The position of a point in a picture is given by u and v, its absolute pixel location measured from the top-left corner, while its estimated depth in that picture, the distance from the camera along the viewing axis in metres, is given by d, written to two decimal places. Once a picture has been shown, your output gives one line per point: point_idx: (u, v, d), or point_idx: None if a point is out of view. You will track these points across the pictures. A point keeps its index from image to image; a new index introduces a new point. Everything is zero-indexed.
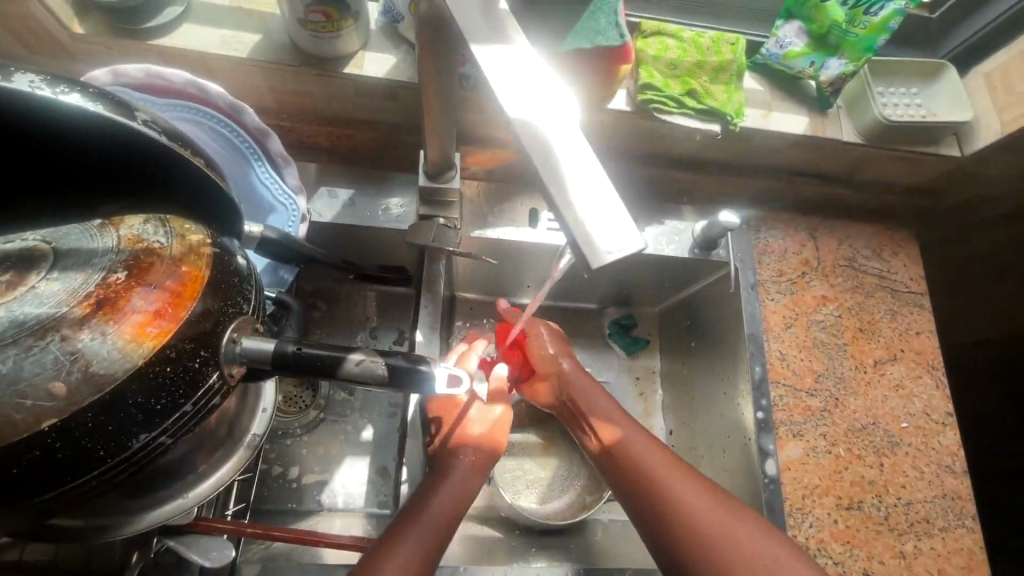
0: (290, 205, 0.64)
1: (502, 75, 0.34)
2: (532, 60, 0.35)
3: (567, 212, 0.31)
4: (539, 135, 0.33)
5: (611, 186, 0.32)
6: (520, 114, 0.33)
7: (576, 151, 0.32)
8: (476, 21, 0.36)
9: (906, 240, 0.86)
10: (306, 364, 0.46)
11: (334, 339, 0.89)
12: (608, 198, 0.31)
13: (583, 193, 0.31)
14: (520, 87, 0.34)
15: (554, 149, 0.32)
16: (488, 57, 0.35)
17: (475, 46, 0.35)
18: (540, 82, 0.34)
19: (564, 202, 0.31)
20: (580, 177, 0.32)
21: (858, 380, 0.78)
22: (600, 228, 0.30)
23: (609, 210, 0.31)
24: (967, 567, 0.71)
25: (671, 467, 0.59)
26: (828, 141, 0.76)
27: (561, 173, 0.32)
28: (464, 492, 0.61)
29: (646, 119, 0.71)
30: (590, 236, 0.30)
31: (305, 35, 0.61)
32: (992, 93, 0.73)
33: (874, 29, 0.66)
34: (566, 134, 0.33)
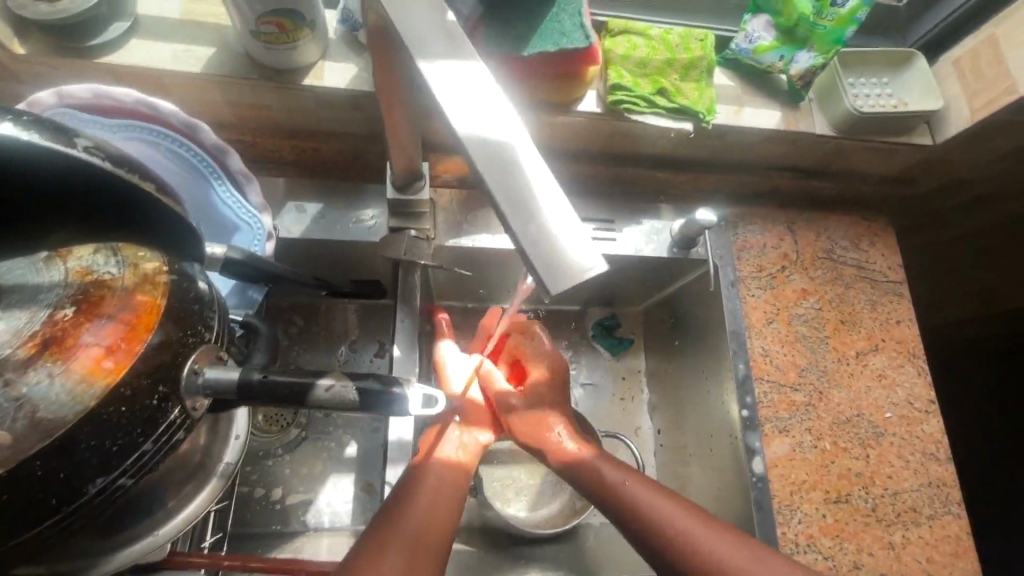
0: (255, 223, 0.62)
1: (450, 91, 0.33)
2: (483, 74, 0.34)
3: (523, 235, 0.29)
4: (492, 151, 0.31)
5: (569, 204, 0.30)
6: (471, 132, 0.32)
7: (533, 168, 0.31)
8: (423, 34, 0.35)
9: (883, 229, 0.86)
10: (273, 392, 0.45)
11: (313, 355, 0.87)
12: (566, 217, 0.30)
13: (542, 213, 0.30)
14: (469, 103, 0.33)
15: (509, 167, 0.31)
16: (437, 74, 0.33)
17: (424, 63, 0.34)
18: (492, 98, 0.33)
19: (521, 224, 0.29)
20: (534, 197, 0.30)
21: (840, 372, 0.78)
22: (558, 252, 0.29)
23: (568, 230, 0.30)
24: (954, 554, 0.72)
25: (652, 489, 0.57)
26: (801, 135, 0.75)
27: (517, 193, 0.30)
28: (440, 505, 0.57)
29: (617, 120, 0.70)
30: (550, 260, 0.29)
31: (261, 47, 0.58)
32: (962, 81, 0.73)
33: (842, 20, 0.66)
34: (521, 151, 0.32)
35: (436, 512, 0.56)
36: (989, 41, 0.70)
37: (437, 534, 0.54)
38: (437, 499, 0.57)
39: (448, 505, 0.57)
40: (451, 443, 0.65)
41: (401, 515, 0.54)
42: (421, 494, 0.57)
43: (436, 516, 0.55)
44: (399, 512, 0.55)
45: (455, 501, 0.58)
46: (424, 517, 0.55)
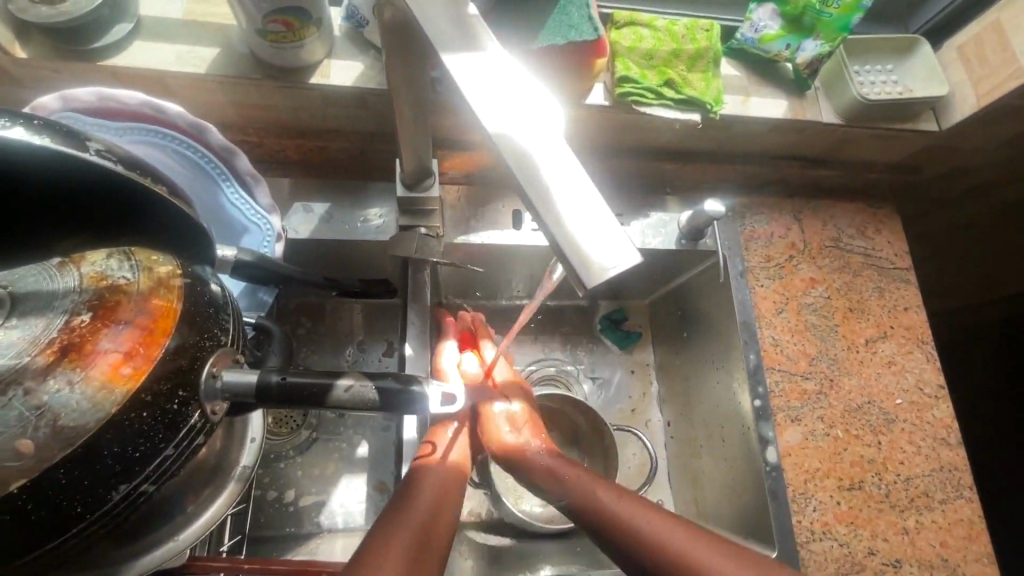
0: (264, 224, 0.61)
1: (476, 85, 0.33)
2: (509, 69, 0.33)
3: (557, 228, 0.29)
4: (520, 146, 0.31)
5: (599, 195, 0.30)
6: (499, 127, 0.31)
7: (561, 162, 0.31)
8: (444, 28, 0.35)
9: (889, 216, 0.87)
10: (290, 394, 0.44)
11: (322, 356, 0.87)
12: (597, 209, 0.30)
13: (572, 206, 0.30)
14: (496, 96, 0.32)
15: (538, 162, 0.31)
16: (460, 67, 0.33)
17: (446, 55, 0.34)
18: (519, 93, 0.33)
19: (553, 218, 0.29)
20: (566, 190, 0.30)
21: (850, 360, 0.78)
22: (591, 246, 0.29)
23: (600, 223, 0.29)
24: (967, 537, 0.72)
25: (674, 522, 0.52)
26: (808, 124, 0.75)
27: (546, 186, 0.30)
28: (442, 502, 0.57)
29: (625, 113, 0.70)
30: (585, 254, 0.29)
31: (266, 46, 0.58)
32: (967, 66, 0.73)
33: (848, 8, 0.65)
34: (549, 144, 0.31)
35: (442, 505, 0.57)
36: (993, 27, 0.70)
37: (438, 524, 0.55)
38: (439, 496, 0.58)
39: (451, 500, 0.58)
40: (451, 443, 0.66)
41: (407, 506, 0.55)
42: (425, 487, 0.58)
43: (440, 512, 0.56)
44: (407, 503, 0.56)
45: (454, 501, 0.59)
46: (430, 509, 0.56)
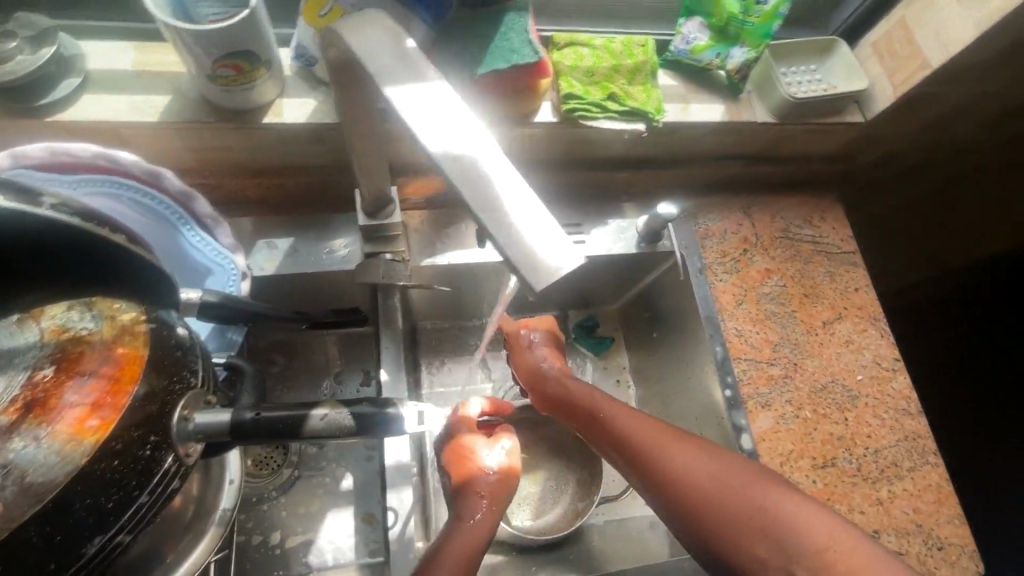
0: (228, 265, 0.61)
1: (416, 113, 0.34)
2: (447, 94, 0.35)
3: (504, 242, 0.31)
4: (465, 166, 0.33)
5: (543, 206, 0.32)
6: (442, 150, 0.33)
7: (504, 177, 0.33)
8: (384, 60, 0.36)
9: (832, 206, 0.92)
10: (265, 429, 0.46)
11: (299, 391, 0.87)
12: (542, 220, 0.32)
13: (517, 218, 0.31)
14: (436, 122, 0.34)
15: (485, 180, 0.32)
16: (400, 97, 0.35)
17: (388, 88, 0.36)
18: (457, 117, 0.34)
19: (500, 230, 0.31)
20: (511, 204, 0.32)
21: (811, 342, 0.82)
22: (539, 253, 0.31)
23: (543, 231, 0.31)
24: (937, 501, 0.76)
25: (680, 448, 0.59)
26: (745, 125, 0.79)
27: (492, 201, 0.32)
28: (479, 531, 0.60)
29: (573, 128, 0.72)
30: (532, 261, 0.30)
31: (217, 89, 0.59)
32: (881, 61, 0.78)
33: (767, 16, 0.71)
34: (491, 162, 0.33)
35: (478, 526, 0.61)
36: (899, 24, 0.75)
37: (475, 560, 0.58)
38: (478, 526, 0.61)
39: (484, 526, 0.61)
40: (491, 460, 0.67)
41: (447, 539, 0.59)
42: (463, 521, 0.61)
43: (473, 538, 0.59)
44: (445, 535, 0.59)
45: (493, 526, 0.62)
46: (467, 545, 0.58)
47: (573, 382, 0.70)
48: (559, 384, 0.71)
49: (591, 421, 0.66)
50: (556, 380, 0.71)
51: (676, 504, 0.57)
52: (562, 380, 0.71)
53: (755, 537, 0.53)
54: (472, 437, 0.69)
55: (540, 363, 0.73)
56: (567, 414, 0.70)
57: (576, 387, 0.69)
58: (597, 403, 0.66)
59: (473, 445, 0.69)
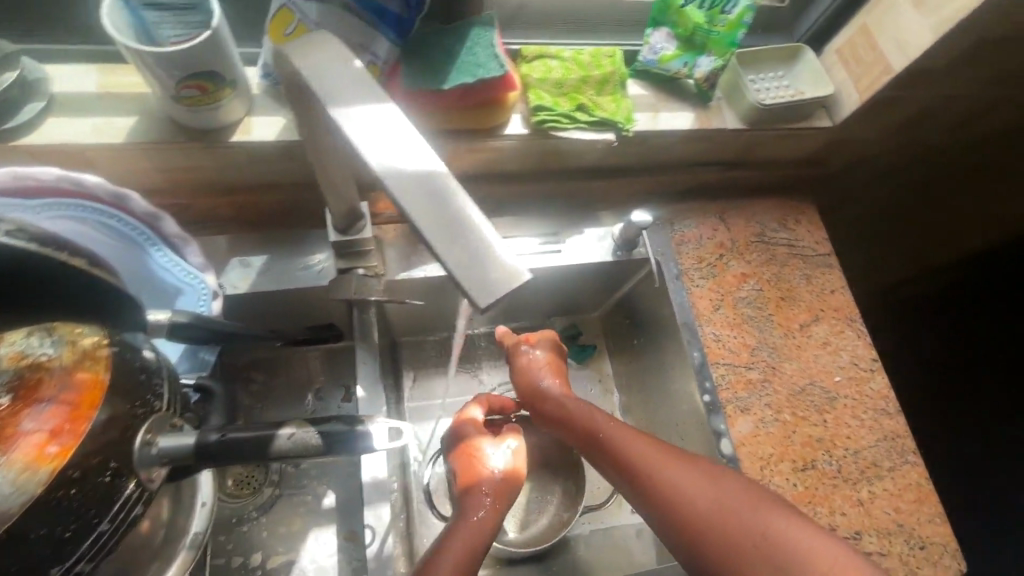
0: (198, 283, 0.61)
1: (362, 130, 0.33)
2: (393, 112, 0.34)
3: (452, 258, 0.30)
4: (410, 185, 0.32)
5: (489, 223, 0.32)
6: (386, 168, 0.32)
7: (450, 196, 0.32)
8: (330, 80, 0.35)
9: (806, 209, 0.93)
10: (230, 450, 0.46)
11: (279, 409, 0.86)
12: (487, 238, 0.31)
13: (462, 236, 0.31)
14: (382, 138, 0.33)
15: (430, 199, 0.32)
16: (347, 115, 0.34)
17: (333, 108, 0.34)
18: (403, 133, 0.34)
19: (445, 250, 0.31)
20: (456, 222, 0.31)
21: (789, 345, 0.83)
22: (484, 271, 0.30)
23: (488, 250, 0.31)
24: (918, 500, 0.76)
25: (676, 463, 0.60)
26: (715, 131, 0.79)
27: (436, 220, 0.31)
28: (481, 529, 0.60)
29: (544, 139, 0.73)
30: (477, 278, 0.30)
31: (182, 109, 0.59)
32: (846, 67, 0.79)
33: (732, 25, 0.72)
34: (435, 181, 0.32)
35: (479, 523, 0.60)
36: (861, 30, 0.76)
37: (475, 558, 0.57)
38: (480, 523, 0.60)
39: (486, 521, 0.61)
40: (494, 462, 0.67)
41: (448, 536, 0.58)
42: (465, 518, 0.60)
43: (474, 535, 0.59)
44: (446, 534, 0.59)
45: (495, 527, 0.61)
46: (467, 541, 0.58)
47: (572, 402, 0.70)
48: (556, 400, 0.70)
49: (587, 433, 0.66)
50: (557, 392, 0.71)
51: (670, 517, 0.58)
52: (560, 400, 0.70)
53: (750, 556, 0.54)
54: (478, 442, 0.69)
55: (541, 373, 0.73)
56: (564, 426, 0.69)
57: (576, 407, 0.68)
58: (596, 418, 0.67)
59: (479, 449, 0.68)
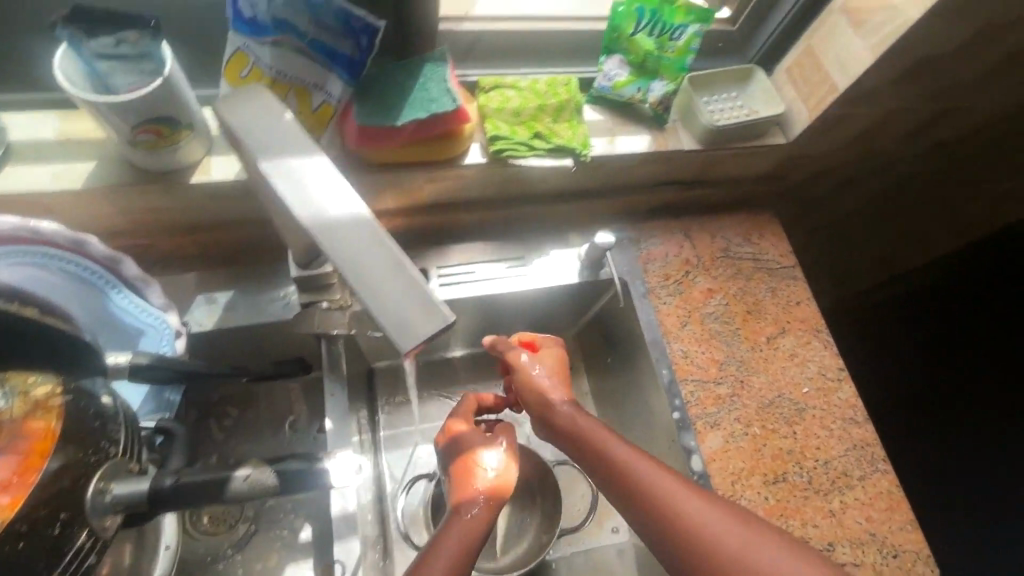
0: (161, 325, 0.63)
1: (298, 182, 0.35)
2: (323, 165, 0.35)
3: (377, 307, 0.32)
4: (341, 238, 0.33)
5: (416, 271, 0.33)
6: (315, 221, 0.33)
7: (375, 247, 0.33)
8: (262, 134, 0.36)
9: (769, 223, 0.95)
10: (184, 494, 0.47)
11: (254, 443, 0.85)
12: (413, 287, 0.33)
13: (388, 286, 0.32)
14: (316, 191, 0.35)
15: (358, 250, 0.33)
16: (276, 168, 0.35)
17: (263, 162, 0.35)
18: (335, 187, 0.35)
19: (372, 301, 0.32)
20: (382, 274, 0.32)
21: (756, 359, 0.84)
22: (410, 320, 0.32)
23: (414, 297, 0.32)
24: (889, 508, 0.77)
25: (677, 482, 0.59)
26: (673, 152, 0.81)
27: (363, 273, 0.32)
28: (474, 530, 0.62)
29: (503, 167, 0.74)
30: (402, 327, 0.31)
31: (139, 152, 0.59)
32: (795, 86, 0.82)
33: (681, 51, 0.75)
34: (362, 234, 0.33)
35: (472, 525, 0.62)
36: (807, 51, 0.79)
37: (467, 559, 0.59)
38: (473, 524, 0.62)
39: (478, 521, 0.62)
40: (489, 469, 0.68)
41: (442, 538, 0.61)
42: (459, 520, 0.62)
43: (467, 537, 0.61)
44: (440, 537, 0.61)
45: (486, 531, 0.62)
46: (460, 542, 0.60)
47: (579, 414, 0.68)
48: (562, 412, 0.69)
49: (590, 443, 0.65)
50: (562, 398, 0.70)
51: (663, 533, 0.57)
52: (565, 412, 0.68)
53: None
54: (477, 446, 0.70)
55: (546, 380, 0.72)
56: (566, 436, 0.68)
57: (586, 424, 0.67)
58: (598, 428, 0.66)
59: (476, 451, 0.69)
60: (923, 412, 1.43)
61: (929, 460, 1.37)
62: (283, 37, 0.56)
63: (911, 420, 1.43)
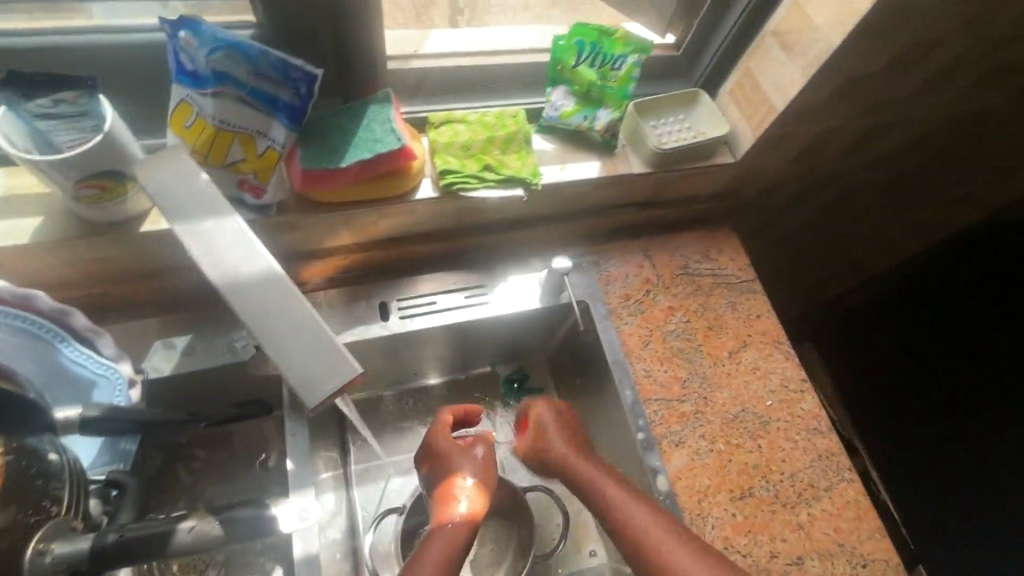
0: (112, 374, 0.62)
1: (219, 252, 0.43)
2: (239, 232, 0.44)
3: (288, 366, 0.39)
4: (256, 301, 0.41)
5: (319, 329, 0.41)
6: (233, 286, 0.42)
7: (285, 308, 0.41)
8: (184, 200, 0.45)
9: (727, 238, 0.97)
10: (129, 551, 0.47)
11: (222, 485, 0.84)
12: (317, 343, 0.40)
13: (296, 344, 0.40)
14: (231, 259, 0.43)
15: (268, 311, 0.41)
16: (191, 235, 0.44)
17: (177, 224, 0.44)
18: (248, 256, 0.43)
19: (281, 357, 0.40)
20: (289, 333, 0.40)
21: (719, 374, 0.85)
22: (313, 375, 0.39)
23: (316, 354, 0.40)
24: (857, 517, 0.77)
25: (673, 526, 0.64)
26: (623, 176, 0.83)
27: (274, 331, 0.40)
28: (454, 543, 0.62)
29: (455, 200, 0.75)
30: (306, 384, 0.39)
31: (85, 207, 0.60)
32: (738, 108, 0.84)
33: (623, 80, 0.79)
34: (276, 297, 0.42)
35: (451, 539, 0.62)
36: (745, 74, 0.82)
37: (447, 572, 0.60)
38: (454, 538, 0.63)
39: (460, 534, 0.63)
40: (469, 487, 0.68)
41: (421, 552, 0.61)
42: (439, 535, 0.63)
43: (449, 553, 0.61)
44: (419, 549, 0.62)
45: (467, 546, 0.63)
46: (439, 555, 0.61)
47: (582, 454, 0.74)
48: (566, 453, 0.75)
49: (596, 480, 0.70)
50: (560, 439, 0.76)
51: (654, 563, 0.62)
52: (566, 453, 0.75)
53: None
54: (458, 462, 0.71)
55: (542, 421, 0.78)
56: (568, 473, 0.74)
57: (591, 464, 0.72)
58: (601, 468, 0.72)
59: (460, 468, 0.70)
60: (908, 415, 1.33)
61: (917, 467, 1.28)
62: (224, 89, 0.58)
63: (895, 424, 1.33)
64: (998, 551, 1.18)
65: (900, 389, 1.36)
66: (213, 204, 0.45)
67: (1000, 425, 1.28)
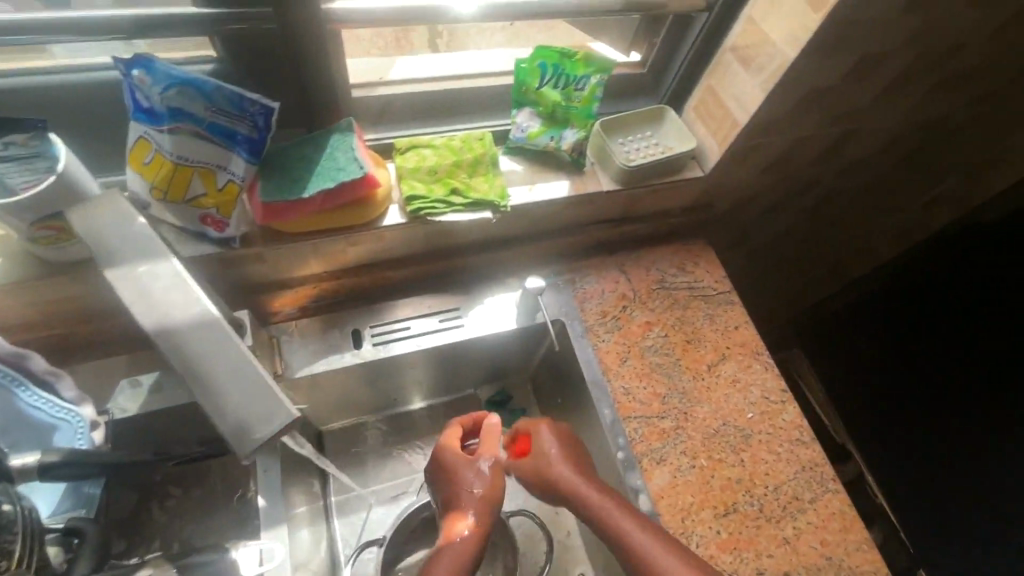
0: (73, 418, 0.61)
1: (151, 297, 0.49)
2: (172, 276, 0.50)
3: (216, 408, 0.45)
4: (183, 346, 0.47)
5: (247, 373, 0.47)
6: (162, 332, 0.47)
7: (216, 352, 0.47)
8: (119, 250, 0.51)
9: (702, 250, 0.97)
10: None
11: (197, 524, 0.82)
12: (245, 386, 0.46)
13: (227, 389, 0.46)
14: (159, 305, 0.49)
15: (199, 356, 0.47)
16: (119, 282, 0.49)
17: (106, 270, 0.50)
18: (178, 301, 0.49)
19: (210, 401, 0.46)
20: (218, 376, 0.47)
21: (699, 389, 0.84)
22: (244, 420, 0.45)
23: (246, 398, 0.46)
24: (843, 528, 0.76)
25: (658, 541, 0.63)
26: (593, 194, 0.84)
27: (203, 375, 0.47)
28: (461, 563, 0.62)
29: (423, 225, 0.75)
30: (237, 430, 0.45)
31: (42, 248, 0.59)
32: (703, 123, 0.85)
33: (587, 100, 0.80)
34: (203, 341, 0.47)
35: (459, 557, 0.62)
36: (708, 90, 0.83)
37: None
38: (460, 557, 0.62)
39: (467, 550, 0.63)
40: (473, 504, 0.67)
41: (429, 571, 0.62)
42: (446, 554, 0.62)
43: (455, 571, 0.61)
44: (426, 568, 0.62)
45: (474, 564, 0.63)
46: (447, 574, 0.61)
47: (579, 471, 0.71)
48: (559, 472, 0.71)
49: (586, 497, 0.68)
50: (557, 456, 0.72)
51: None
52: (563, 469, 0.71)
53: None
54: (465, 475, 0.69)
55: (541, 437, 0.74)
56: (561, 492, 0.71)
57: (586, 484, 0.69)
58: (590, 482, 0.69)
59: (467, 482, 0.69)
60: (900, 415, 1.26)
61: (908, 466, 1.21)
62: (180, 125, 0.57)
63: (884, 425, 1.27)
64: (998, 551, 1.07)
65: (889, 389, 1.29)
66: (153, 254, 0.51)
67: (994, 425, 1.15)
